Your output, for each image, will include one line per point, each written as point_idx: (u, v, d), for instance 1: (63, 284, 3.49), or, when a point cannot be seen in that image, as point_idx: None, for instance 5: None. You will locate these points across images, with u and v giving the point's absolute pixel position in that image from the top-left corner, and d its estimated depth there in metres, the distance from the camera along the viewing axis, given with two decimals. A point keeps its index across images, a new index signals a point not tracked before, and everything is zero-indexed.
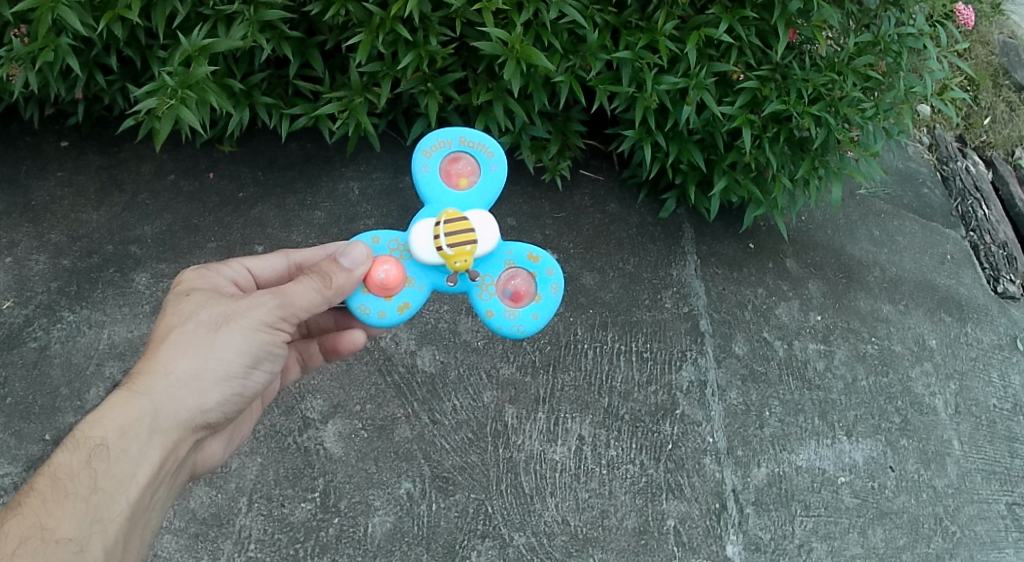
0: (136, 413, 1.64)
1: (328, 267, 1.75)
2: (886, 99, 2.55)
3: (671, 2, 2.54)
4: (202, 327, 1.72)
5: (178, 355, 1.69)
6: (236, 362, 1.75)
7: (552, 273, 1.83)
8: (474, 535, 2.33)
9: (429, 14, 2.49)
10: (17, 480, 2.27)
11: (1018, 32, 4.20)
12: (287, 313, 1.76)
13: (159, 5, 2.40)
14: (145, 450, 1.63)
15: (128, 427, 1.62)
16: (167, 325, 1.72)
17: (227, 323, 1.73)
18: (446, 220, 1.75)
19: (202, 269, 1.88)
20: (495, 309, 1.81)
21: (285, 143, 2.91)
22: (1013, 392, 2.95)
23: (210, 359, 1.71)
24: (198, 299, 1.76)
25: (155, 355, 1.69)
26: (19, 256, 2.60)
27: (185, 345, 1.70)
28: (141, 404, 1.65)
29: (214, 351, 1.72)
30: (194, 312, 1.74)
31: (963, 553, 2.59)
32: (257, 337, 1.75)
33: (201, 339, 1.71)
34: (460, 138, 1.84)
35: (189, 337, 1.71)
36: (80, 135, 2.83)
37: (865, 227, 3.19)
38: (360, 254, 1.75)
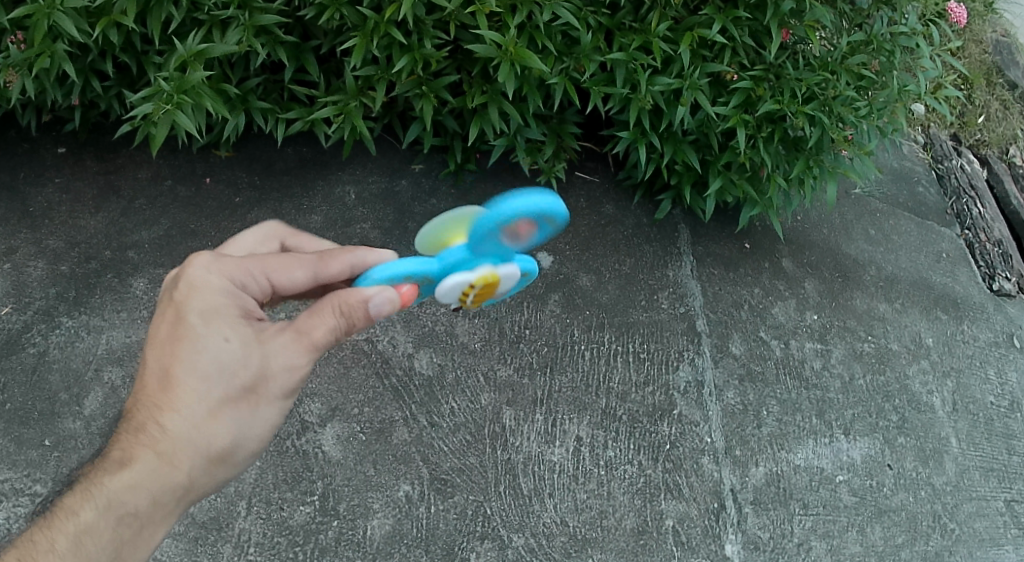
0: (167, 484, 1.57)
1: (358, 318, 1.60)
2: (879, 98, 2.55)
3: (664, 3, 2.56)
4: (240, 395, 1.58)
5: (213, 425, 1.57)
6: (268, 431, 1.64)
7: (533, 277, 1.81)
8: (473, 537, 2.32)
9: (424, 17, 2.50)
10: (17, 485, 2.24)
11: (1011, 31, 4.22)
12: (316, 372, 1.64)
13: (155, 11, 2.42)
14: (170, 515, 1.60)
15: (158, 496, 1.57)
16: (198, 387, 1.56)
17: (264, 391, 1.59)
18: (481, 284, 1.62)
19: (230, 291, 1.63)
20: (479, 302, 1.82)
21: (281, 148, 2.93)
22: (1010, 390, 2.96)
23: (244, 431, 1.60)
24: (236, 352, 1.57)
25: (188, 420, 1.55)
26: (17, 262, 2.60)
27: (222, 413, 1.57)
28: (174, 476, 1.56)
29: (248, 420, 1.60)
30: (229, 373, 1.57)
31: (963, 551, 2.58)
32: (289, 403, 1.64)
33: (239, 409, 1.58)
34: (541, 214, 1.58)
35: (226, 406, 1.57)
36: (77, 141, 2.86)
37: (861, 226, 3.21)
38: (386, 299, 1.59)
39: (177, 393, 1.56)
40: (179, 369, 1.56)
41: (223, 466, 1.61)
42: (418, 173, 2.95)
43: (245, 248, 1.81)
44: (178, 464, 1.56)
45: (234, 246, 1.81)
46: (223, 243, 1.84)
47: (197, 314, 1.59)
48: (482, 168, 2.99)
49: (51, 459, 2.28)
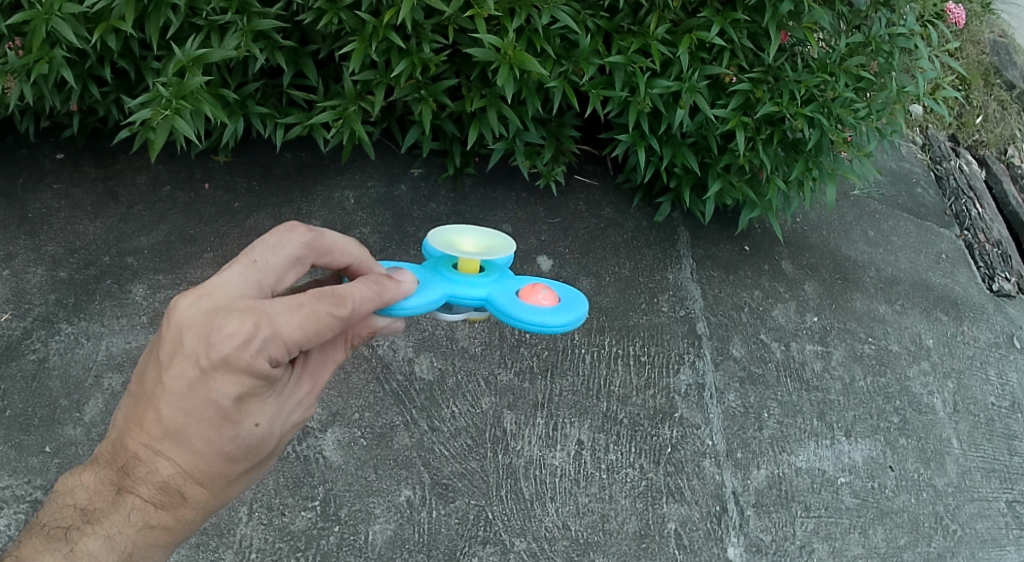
0: (181, 536, 1.56)
1: (358, 341, 1.66)
2: (878, 99, 2.54)
3: (663, 6, 2.56)
4: (261, 459, 1.56)
5: (233, 488, 1.55)
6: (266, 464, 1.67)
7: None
8: (475, 541, 2.29)
9: (423, 21, 2.49)
10: (17, 491, 2.19)
11: (1008, 31, 4.22)
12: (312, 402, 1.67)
13: (153, 16, 2.41)
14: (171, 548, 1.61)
15: (168, 547, 1.55)
16: (229, 462, 1.49)
17: (277, 447, 1.60)
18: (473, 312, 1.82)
19: (264, 369, 1.43)
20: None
21: (280, 153, 2.96)
22: (1011, 390, 2.95)
23: (254, 477, 1.61)
24: (265, 429, 1.51)
25: (212, 491, 1.52)
26: (17, 267, 2.59)
27: (242, 476, 1.55)
28: (187, 530, 1.56)
29: (259, 470, 1.61)
30: (257, 447, 1.51)
31: (964, 552, 2.54)
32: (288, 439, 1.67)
33: (255, 468, 1.57)
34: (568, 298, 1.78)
35: (247, 470, 1.55)
36: (75, 147, 2.89)
37: (861, 227, 3.23)
38: (392, 328, 1.68)
39: (204, 465, 1.47)
40: (209, 445, 1.45)
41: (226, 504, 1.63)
42: (417, 177, 2.95)
43: (274, 273, 1.51)
44: (193, 524, 1.55)
45: (261, 268, 1.50)
46: (246, 251, 1.50)
47: (230, 396, 1.43)
48: (481, 172, 3.02)
49: (51, 466, 2.24)
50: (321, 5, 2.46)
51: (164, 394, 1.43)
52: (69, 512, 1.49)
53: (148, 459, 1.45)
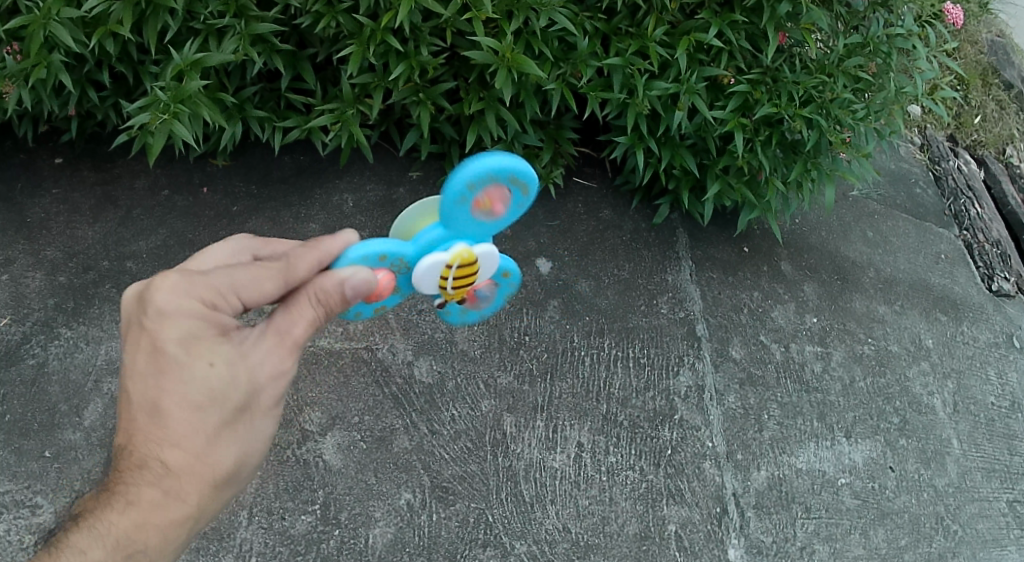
0: (182, 518, 1.56)
1: (333, 300, 1.59)
2: (876, 100, 2.55)
3: (661, 7, 2.56)
4: (237, 414, 1.57)
5: (217, 450, 1.56)
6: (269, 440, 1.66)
7: (513, 286, 1.84)
8: (475, 544, 2.31)
9: (420, 24, 2.50)
10: (17, 497, 2.23)
11: (1006, 31, 4.22)
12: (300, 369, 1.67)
13: (151, 20, 2.41)
14: (184, 543, 1.60)
15: (169, 530, 1.55)
16: (196, 412, 1.53)
17: (260, 407, 1.60)
18: (459, 265, 1.63)
19: (202, 311, 1.56)
20: (453, 310, 1.82)
21: (279, 156, 2.93)
22: (1010, 390, 2.95)
23: (247, 447, 1.61)
24: (225, 375, 1.55)
25: (192, 453, 1.54)
26: (16, 272, 2.59)
27: (224, 435, 1.57)
28: (186, 509, 1.56)
29: (250, 436, 1.61)
30: (226, 396, 1.55)
31: (966, 552, 2.57)
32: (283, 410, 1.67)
33: (238, 428, 1.58)
34: (511, 172, 1.55)
35: (227, 429, 1.57)
36: (74, 151, 2.85)
37: (859, 228, 3.21)
38: (363, 280, 1.58)
39: (174, 423, 1.53)
40: (171, 400, 1.53)
41: (231, 484, 1.62)
42: (416, 180, 2.94)
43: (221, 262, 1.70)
44: (188, 499, 1.56)
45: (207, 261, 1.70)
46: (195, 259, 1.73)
47: (176, 342, 1.53)
48: None
49: (51, 470, 2.27)
50: (319, 8, 2.46)
51: (127, 370, 1.56)
52: (72, 520, 1.58)
53: (125, 436, 1.55)
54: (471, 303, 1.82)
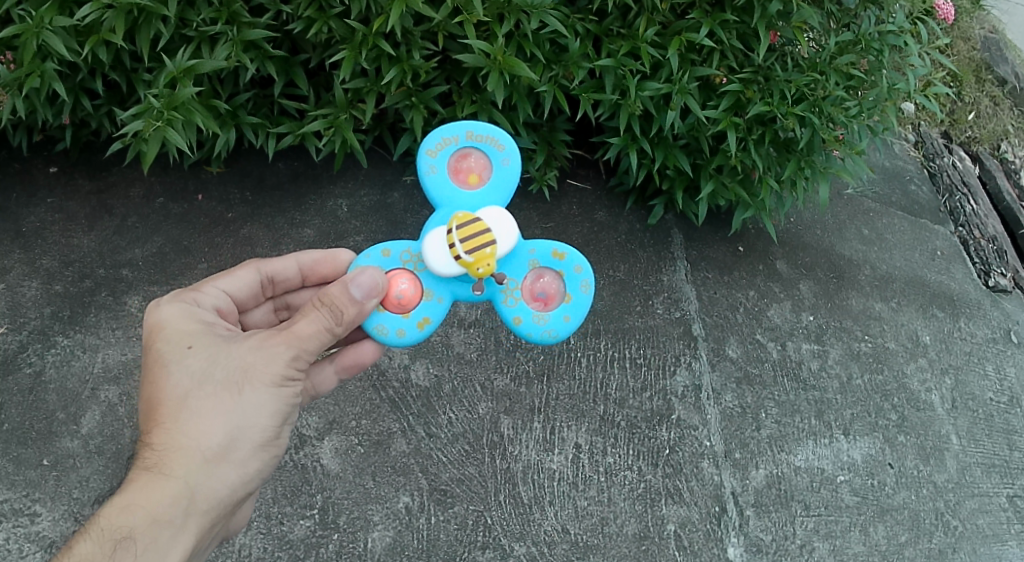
0: (171, 497, 1.63)
1: (341, 304, 1.71)
2: (869, 97, 2.55)
3: (652, 8, 2.56)
4: (220, 391, 1.69)
5: (199, 425, 1.66)
6: (267, 423, 1.72)
7: (581, 271, 1.80)
8: (474, 547, 2.32)
9: (413, 28, 2.50)
10: (17, 505, 2.24)
11: (998, 27, 4.21)
12: (303, 360, 1.75)
13: (143, 27, 2.41)
14: (183, 531, 1.63)
15: (157, 511, 1.61)
16: (179, 390, 1.68)
17: (247, 386, 1.70)
18: (458, 225, 1.70)
19: (186, 305, 1.79)
20: (523, 315, 1.79)
21: (272, 162, 2.93)
22: (1009, 385, 2.96)
23: (236, 427, 1.69)
24: (204, 354, 1.72)
25: (174, 429, 1.66)
26: (12, 282, 2.59)
27: (208, 412, 1.67)
28: (175, 486, 1.63)
29: (239, 414, 1.69)
30: (207, 374, 1.70)
31: (966, 548, 2.58)
32: (281, 395, 1.73)
33: (222, 405, 1.68)
34: (466, 132, 1.81)
35: (210, 404, 1.68)
36: (68, 160, 2.84)
37: (854, 226, 3.21)
38: (368, 280, 1.72)
39: (160, 406, 1.68)
40: (157, 386, 1.69)
41: (224, 464, 1.68)
42: (410, 184, 2.94)
43: None
44: (177, 476, 1.64)
45: None
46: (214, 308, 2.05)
47: (163, 337, 1.73)
48: None
49: (49, 479, 2.28)
50: (310, 14, 2.46)
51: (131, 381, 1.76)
52: None
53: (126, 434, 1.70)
54: (539, 304, 1.80)
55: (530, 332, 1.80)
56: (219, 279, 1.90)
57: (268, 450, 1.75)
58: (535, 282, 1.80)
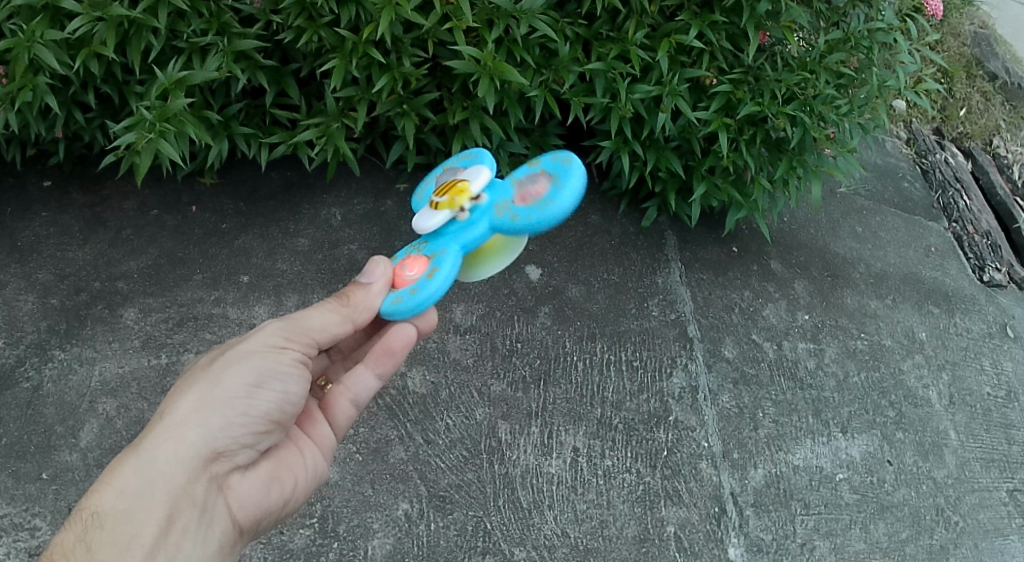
0: (139, 466, 1.54)
1: (348, 288, 1.74)
2: (859, 95, 2.55)
3: (641, 11, 2.57)
4: (199, 367, 1.69)
5: (171, 397, 1.64)
6: (237, 381, 1.66)
7: (554, 158, 1.74)
8: (474, 552, 2.31)
9: (403, 36, 2.50)
10: (16, 520, 2.23)
11: (988, 22, 4.23)
12: (288, 330, 1.72)
13: (135, 40, 2.42)
14: (151, 501, 1.53)
15: (124, 483, 1.52)
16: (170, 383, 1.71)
17: (223, 356, 1.69)
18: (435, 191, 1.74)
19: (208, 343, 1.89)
20: (521, 212, 1.67)
21: (266, 173, 2.95)
22: (1005, 379, 2.96)
23: (206, 392, 1.63)
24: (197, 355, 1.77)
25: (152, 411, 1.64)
26: (7, 296, 2.59)
27: (183, 385, 1.66)
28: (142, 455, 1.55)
29: (211, 378, 1.65)
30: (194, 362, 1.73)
31: (967, 543, 2.58)
32: (260, 358, 1.69)
33: (195, 376, 1.66)
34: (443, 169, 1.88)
35: (185, 379, 1.67)
36: (62, 174, 2.85)
37: (848, 224, 3.21)
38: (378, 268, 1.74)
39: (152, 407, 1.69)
40: None
41: (195, 427, 1.61)
42: (403, 192, 2.96)
43: None
44: (143, 445, 1.57)
45: None
46: None
47: None
48: None
49: (48, 493, 2.27)
50: (301, 24, 2.46)
51: None
52: None
53: None
54: (535, 199, 1.69)
55: (533, 218, 1.66)
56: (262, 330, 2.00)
57: (244, 411, 1.66)
58: (525, 189, 1.72)
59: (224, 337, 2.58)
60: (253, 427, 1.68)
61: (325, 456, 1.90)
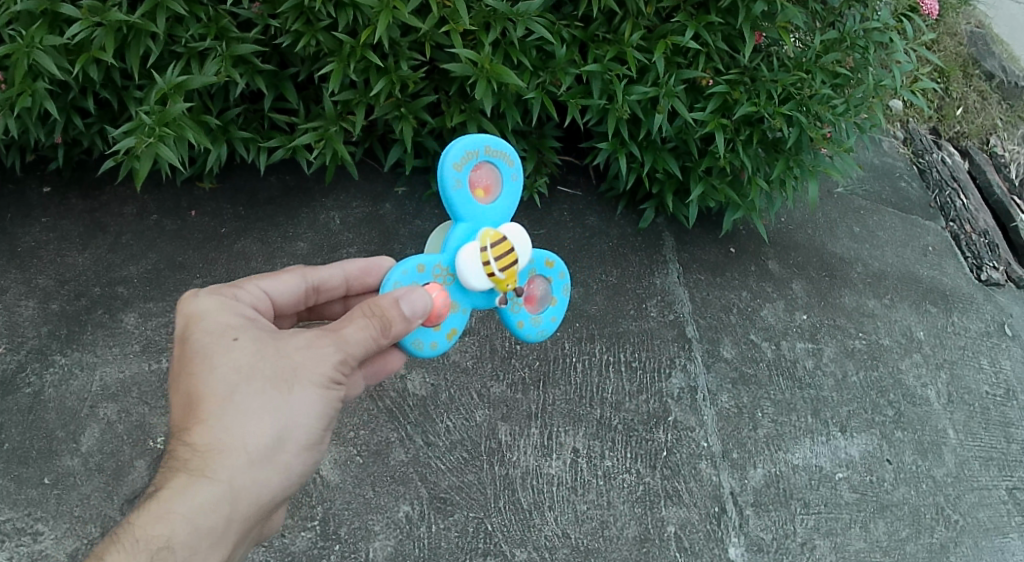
0: (213, 501, 1.59)
1: (390, 317, 1.64)
2: (855, 94, 2.56)
3: (637, 13, 2.58)
4: (269, 387, 1.64)
5: (244, 425, 1.61)
6: (311, 423, 1.67)
7: (565, 276, 1.86)
8: (476, 553, 2.32)
9: (399, 39, 2.52)
10: (19, 525, 2.24)
11: (984, 21, 4.23)
12: (350, 364, 1.70)
13: (133, 45, 2.43)
14: (223, 536, 1.60)
15: (198, 518, 1.58)
16: (225, 386, 1.62)
17: (295, 386, 1.65)
18: (492, 243, 1.69)
19: (227, 300, 1.73)
20: (525, 319, 1.81)
21: (264, 177, 2.95)
22: (1004, 377, 2.98)
23: (280, 429, 1.64)
24: (250, 348, 1.66)
25: (216, 427, 1.61)
26: (8, 302, 2.60)
27: (253, 411, 1.62)
28: (217, 491, 1.59)
29: (286, 415, 1.64)
30: (251, 368, 1.64)
31: (967, 541, 2.59)
32: (329, 397, 1.69)
33: (270, 406, 1.63)
34: (484, 146, 1.76)
35: (255, 401, 1.62)
36: (61, 179, 2.86)
37: (845, 224, 3.22)
38: (417, 299, 1.65)
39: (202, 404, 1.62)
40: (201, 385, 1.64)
41: (270, 466, 1.64)
42: (402, 195, 2.97)
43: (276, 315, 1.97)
44: (217, 479, 1.59)
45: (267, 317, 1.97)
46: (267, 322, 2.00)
47: (204, 329, 1.68)
48: None
49: (51, 497, 2.28)
50: (298, 28, 2.47)
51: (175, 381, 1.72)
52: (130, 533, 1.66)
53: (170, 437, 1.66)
54: (537, 309, 1.84)
55: (529, 333, 1.82)
56: (264, 279, 1.85)
57: (311, 447, 1.69)
58: (534, 285, 1.84)
59: None
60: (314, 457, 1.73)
61: None
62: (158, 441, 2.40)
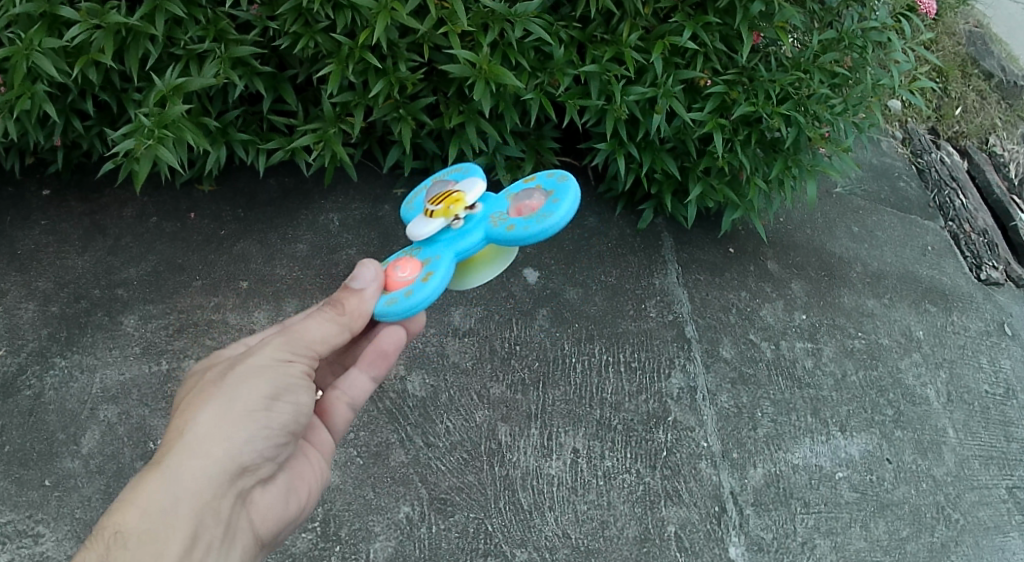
0: (162, 483, 1.47)
1: (341, 295, 1.72)
2: (853, 94, 2.56)
3: (635, 13, 2.58)
4: (214, 381, 1.63)
5: (191, 413, 1.56)
6: (255, 394, 1.60)
7: (550, 176, 1.78)
8: (476, 554, 2.32)
9: (398, 41, 2.52)
10: (19, 527, 2.24)
11: (983, 22, 4.25)
12: (297, 346, 1.68)
13: (132, 47, 2.43)
14: (176, 521, 1.46)
15: (147, 500, 1.45)
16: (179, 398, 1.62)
17: (234, 369, 1.63)
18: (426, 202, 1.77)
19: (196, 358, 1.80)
20: (516, 222, 1.69)
21: (264, 179, 2.97)
22: (1003, 377, 2.98)
23: (227, 407, 1.57)
24: (204, 369, 1.69)
25: (167, 428, 1.57)
26: (8, 304, 2.60)
27: (200, 400, 1.58)
28: (165, 473, 1.48)
29: (231, 394, 1.59)
30: (203, 378, 1.65)
31: (968, 540, 2.58)
32: (276, 372, 1.64)
33: (215, 392, 1.59)
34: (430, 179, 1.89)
35: (203, 394, 1.60)
36: (61, 182, 2.88)
37: (844, 224, 3.23)
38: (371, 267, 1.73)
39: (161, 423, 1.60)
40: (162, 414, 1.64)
41: (220, 445, 1.54)
42: (401, 197, 2.97)
43: None
44: (165, 463, 1.49)
45: None
46: None
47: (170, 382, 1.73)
48: None
49: (51, 499, 2.28)
50: (297, 30, 2.47)
51: None
52: None
53: None
54: (530, 214, 1.71)
55: (528, 228, 1.67)
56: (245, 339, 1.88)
57: (263, 424, 1.60)
58: (519, 203, 1.75)
59: (223, 342, 2.59)
60: (272, 440, 1.63)
61: (326, 460, 1.86)
62: (158, 443, 2.40)
